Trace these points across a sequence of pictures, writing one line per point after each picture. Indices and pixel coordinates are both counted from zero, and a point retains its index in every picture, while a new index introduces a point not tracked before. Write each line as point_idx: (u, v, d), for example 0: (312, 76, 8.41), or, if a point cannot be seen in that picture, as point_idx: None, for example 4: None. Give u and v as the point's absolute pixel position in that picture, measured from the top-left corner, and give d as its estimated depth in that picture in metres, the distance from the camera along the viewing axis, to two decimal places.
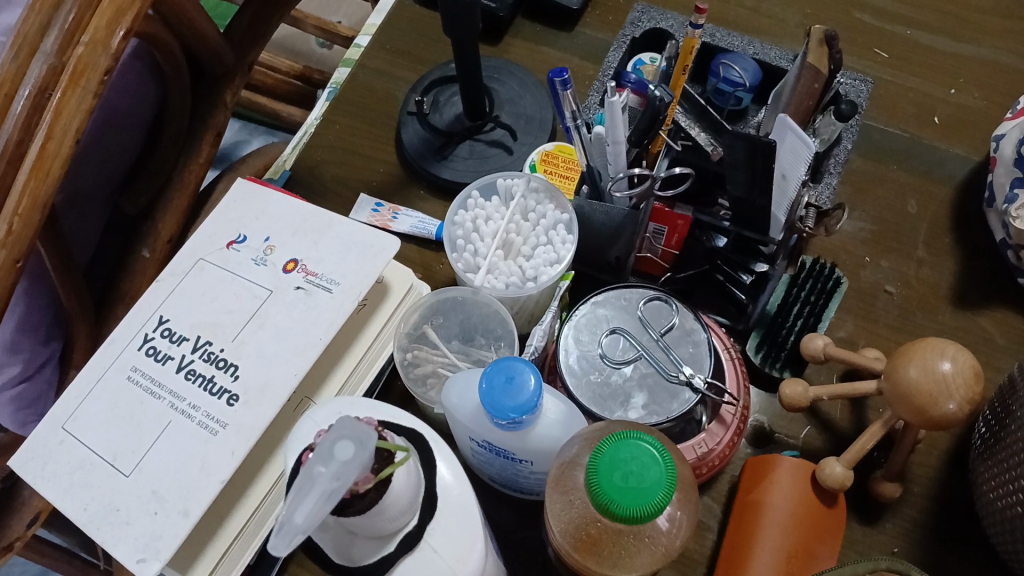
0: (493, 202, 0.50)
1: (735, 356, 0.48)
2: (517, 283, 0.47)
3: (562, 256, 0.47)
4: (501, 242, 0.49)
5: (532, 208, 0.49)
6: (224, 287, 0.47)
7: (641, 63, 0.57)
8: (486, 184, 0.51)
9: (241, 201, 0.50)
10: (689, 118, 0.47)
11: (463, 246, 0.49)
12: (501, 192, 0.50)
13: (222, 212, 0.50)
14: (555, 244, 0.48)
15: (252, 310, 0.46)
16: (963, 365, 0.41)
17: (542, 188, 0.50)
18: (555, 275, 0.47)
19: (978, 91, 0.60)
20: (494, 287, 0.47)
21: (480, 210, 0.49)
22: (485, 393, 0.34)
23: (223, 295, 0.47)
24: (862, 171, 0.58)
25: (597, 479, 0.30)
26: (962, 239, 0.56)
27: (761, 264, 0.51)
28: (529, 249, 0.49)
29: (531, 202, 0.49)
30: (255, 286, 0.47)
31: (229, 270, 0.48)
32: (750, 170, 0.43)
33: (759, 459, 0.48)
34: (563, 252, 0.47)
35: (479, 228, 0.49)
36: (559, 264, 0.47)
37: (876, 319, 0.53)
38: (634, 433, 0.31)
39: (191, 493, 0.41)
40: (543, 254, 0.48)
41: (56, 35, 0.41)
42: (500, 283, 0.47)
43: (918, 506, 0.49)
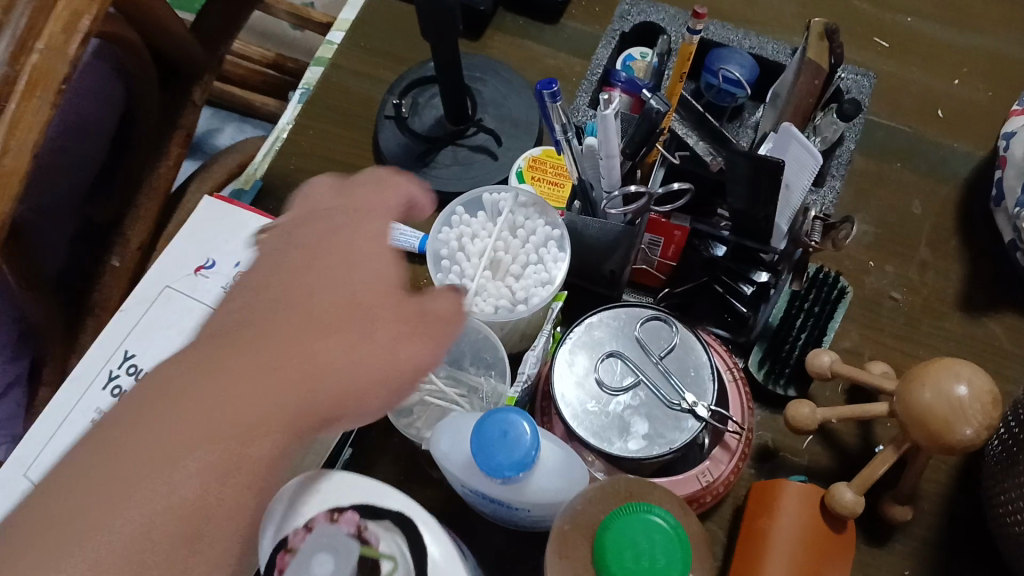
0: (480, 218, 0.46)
1: (738, 376, 0.46)
2: (508, 305, 0.44)
3: (555, 278, 0.45)
4: (489, 261, 0.46)
5: (522, 224, 0.46)
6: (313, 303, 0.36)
7: (631, 58, 0.55)
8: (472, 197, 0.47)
9: (394, 184, 0.44)
10: (687, 126, 0.44)
11: (448, 266, 0.45)
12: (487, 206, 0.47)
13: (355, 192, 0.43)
14: (547, 265, 0.45)
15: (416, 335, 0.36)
16: (980, 390, 0.39)
17: (532, 201, 0.47)
18: (547, 297, 0.44)
19: (982, 83, 0.58)
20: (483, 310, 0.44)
21: (466, 226, 0.46)
22: (480, 449, 0.32)
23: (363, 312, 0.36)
24: (864, 171, 0.56)
25: (601, 546, 0.30)
26: (967, 241, 0.54)
27: (762, 273, 0.48)
28: (519, 270, 0.45)
29: (520, 218, 0.46)
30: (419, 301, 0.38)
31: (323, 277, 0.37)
32: (752, 189, 0.40)
33: (765, 484, 0.46)
34: (556, 275, 0.45)
35: (466, 246, 0.45)
36: (552, 285, 0.44)
37: (881, 328, 0.51)
38: (643, 507, 0.30)
39: None
40: (534, 274, 0.45)
41: (8, 41, 0.37)
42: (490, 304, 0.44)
43: (929, 524, 0.47)
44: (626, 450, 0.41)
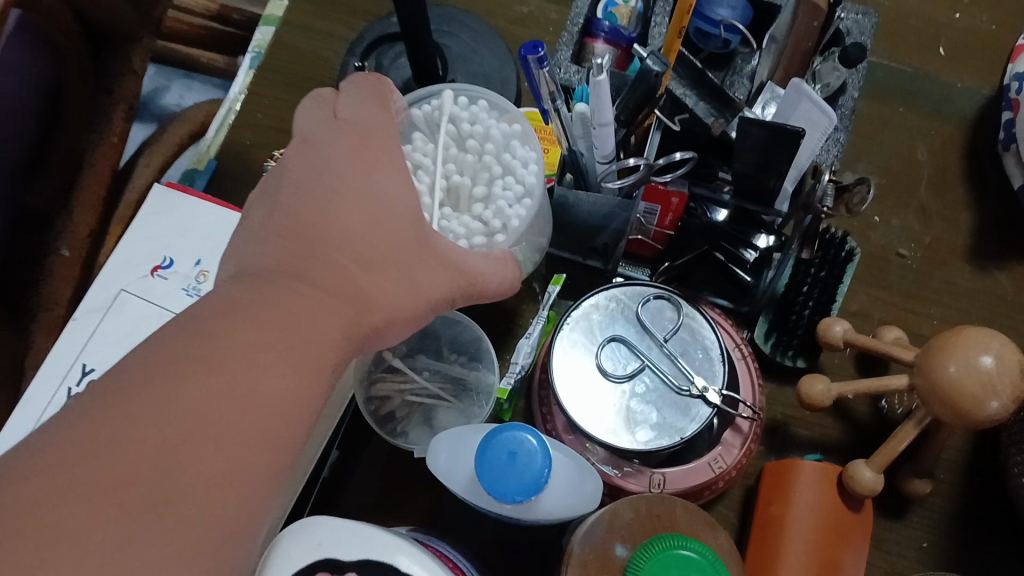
0: (420, 140, 0.41)
1: (746, 353, 0.43)
2: (488, 224, 0.40)
3: (530, 180, 0.41)
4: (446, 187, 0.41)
5: (471, 132, 0.41)
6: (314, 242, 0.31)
7: (613, 3, 0.49)
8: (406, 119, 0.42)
9: (387, 93, 0.37)
10: (683, 84, 0.41)
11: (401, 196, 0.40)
12: (423, 124, 0.42)
13: (335, 107, 0.36)
14: (516, 171, 0.41)
15: (418, 295, 0.33)
16: (1009, 361, 0.37)
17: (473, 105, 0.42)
18: (526, 214, 0.40)
19: (984, 14, 0.55)
20: (459, 239, 0.39)
21: (412, 153, 0.40)
22: (483, 475, 0.29)
23: (381, 263, 0.32)
24: (866, 115, 0.53)
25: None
26: (973, 187, 0.51)
27: (764, 236, 0.45)
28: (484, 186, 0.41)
29: (465, 121, 0.41)
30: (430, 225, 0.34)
31: (344, 210, 0.32)
32: (763, 156, 0.36)
33: (778, 465, 0.43)
34: (530, 177, 0.41)
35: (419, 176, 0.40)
36: (527, 200, 0.40)
37: (890, 287, 0.49)
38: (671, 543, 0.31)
39: None
40: (503, 191, 0.40)
41: None
42: (467, 230, 0.39)
43: (948, 495, 0.44)
44: (634, 442, 0.39)
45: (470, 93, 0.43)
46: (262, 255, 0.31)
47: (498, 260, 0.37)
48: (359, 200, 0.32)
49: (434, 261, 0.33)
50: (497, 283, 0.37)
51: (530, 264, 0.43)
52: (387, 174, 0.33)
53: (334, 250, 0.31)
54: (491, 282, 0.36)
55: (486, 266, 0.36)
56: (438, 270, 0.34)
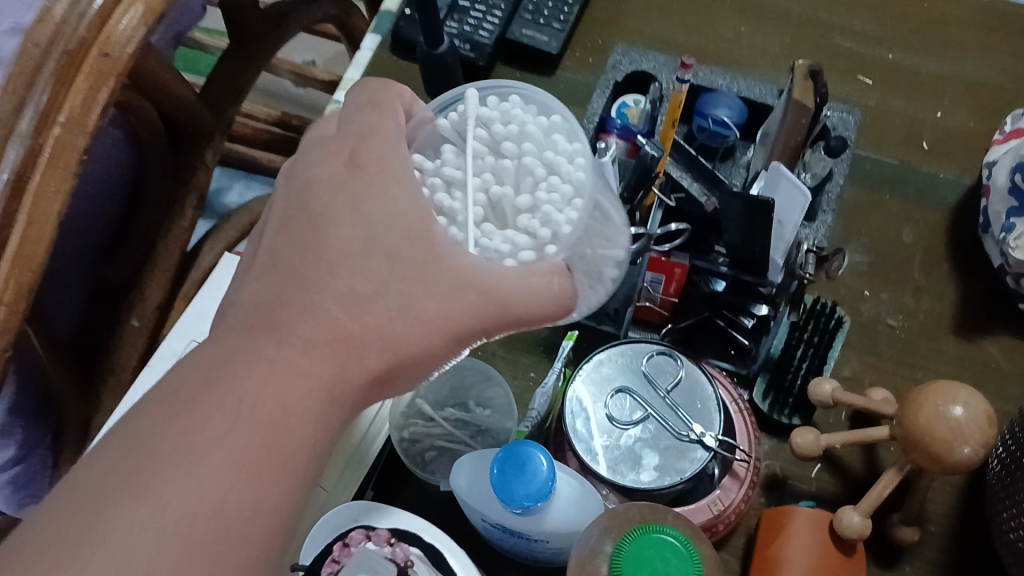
0: (452, 155, 0.38)
1: (744, 407, 0.47)
2: (536, 235, 0.36)
3: (577, 176, 0.37)
4: (487, 202, 0.37)
5: (502, 135, 0.37)
6: (314, 265, 0.35)
7: (625, 105, 0.58)
8: (433, 132, 0.40)
9: (388, 99, 0.40)
10: (681, 171, 0.48)
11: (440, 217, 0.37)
12: (453, 133, 0.38)
13: (343, 123, 0.40)
14: (561, 169, 0.37)
15: (433, 323, 0.35)
16: (975, 411, 0.40)
17: (503, 103, 0.38)
18: (575, 217, 0.35)
19: (964, 112, 0.61)
20: (504, 257, 0.36)
21: (444, 170, 0.37)
22: (500, 484, 0.34)
23: (376, 253, 0.35)
24: (855, 202, 0.58)
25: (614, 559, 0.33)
26: (959, 264, 0.56)
27: (762, 306, 0.50)
28: (529, 193, 0.37)
29: (494, 122, 0.37)
30: (452, 240, 0.36)
31: (337, 237, 0.36)
32: (747, 226, 0.43)
33: (777, 510, 0.47)
34: (577, 173, 0.37)
35: (454, 195, 0.37)
36: (575, 201, 0.36)
37: (880, 354, 0.53)
38: (656, 528, 0.33)
39: None
40: (547, 194, 0.36)
41: (33, 116, 0.45)
42: (511, 246, 0.36)
43: (937, 546, 0.47)
44: (639, 481, 0.43)
45: (501, 89, 0.39)
46: (278, 286, 0.35)
47: (538, 274, 0.35)
48: (360, 223, 0.36)
49: (451, 274, 0.35)
50: (534, 291, 0.35)
51: (608, 274, 0.40)
52: (376, 182, 0.37)
53: (330, 278, 0.35)
54: (521, 304, 0.35)
55: (518, 282, 0.35)
56: (461, 290, 0.35)
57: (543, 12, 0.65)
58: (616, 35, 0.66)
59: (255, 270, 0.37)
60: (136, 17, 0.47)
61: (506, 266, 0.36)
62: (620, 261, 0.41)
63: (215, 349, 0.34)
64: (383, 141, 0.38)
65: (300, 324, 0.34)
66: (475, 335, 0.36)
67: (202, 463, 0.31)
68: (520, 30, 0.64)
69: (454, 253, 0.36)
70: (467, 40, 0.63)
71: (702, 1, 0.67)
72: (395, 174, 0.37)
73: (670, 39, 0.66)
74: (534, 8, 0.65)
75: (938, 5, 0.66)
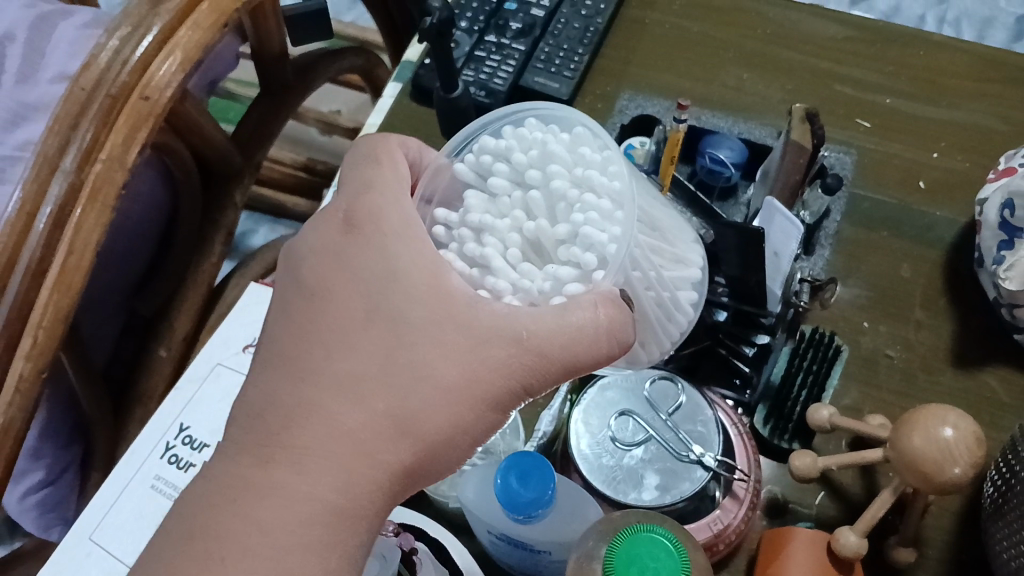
0: (477, 199, 0.39)
1: (743, 431, 0.49)
2: (581, 264, 0.36)
3: (612, 187, 0.37)
4: (525, 240, 0.38)
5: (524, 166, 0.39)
6: (319, 348, 0.35)
7: (632, 146, 0.61)
8: (450, 181, 0.41)
9: (384, 151, 0.40)
10: (681, 206, 0.50)
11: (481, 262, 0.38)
12: (476, 175, 0.40)
13: (342, 185, 0.40)
14: (591, 184, 0.38)
15: (451, 390, 0.34)
16: (965, 432, 0.42)
17: (519, 131, 0.40)
18: (614, 227, 0.36)
19: (960, 154, 0.63)
20: (549, 294, 0.37)
21: (471, 219, 0.39)
22: (500, 485, 0.39)
23: (381, 355, 0.34)
24: (854, 239, 0.61)
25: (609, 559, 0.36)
26: (955, 299, 0.58)
27: (763, 335, 0.52)
28: (565, 219, 0.38)
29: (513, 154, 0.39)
30: (475, 295, 0.36)
31: (334, 316, 0.36)
32: (742, 256, 0.46)
33: (776, 532, 0.48)
34: (612, 184, 0.37)
35: (486, 241, 0.38)
36: (611, 213, 0.37)
37: (879, 384, 0.55)
38: (647, 527, 0.36)
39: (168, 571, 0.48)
40: (583, 212, 0.37)
41: (76, 155, 0.48)
42: (553, 281, 0.37)
43: (935, 570, 0.48)
44: (641, 499, 0.45)
45: (517, 116, 0.41)
46: (285, 395, 0.35)
47: (580, 306, 0.34)
48: (360, 291, 0.36)
49: (471, 327, 0.35)
50: (576, 328, 0.34)
51: (684, 297, 0.43)
52: (373, 252, 0.37)
53: (327, 363, 0.35)
54: (558, 346, 0.34)
55: (557, 327, 0.34)
56: (489, 344, 0.34)
57: (555, 61, 0.68)
58: (624, 83, 0.70)
59: (256, 367, 0.37)
60: (175, 64, 0.51)
61: (542, 309, 0.35)
62: (695, 285, 0.44)
63: (228, 471, 0.34)
64: (379, 195, 0.38)
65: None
66: (518, 397, 0.36)
67: (254, 527, 0.32)
68: (533, 78, 0.68)
69: (477, 304, 0.35)
70: (483, 86, 0.66)
71: (707, 51, 0.71)
72: (395, 230, 0.37)
73: (674, 86, 0.69)
74: (546, 57, 0.68)
75: (933, 54, 0.69)
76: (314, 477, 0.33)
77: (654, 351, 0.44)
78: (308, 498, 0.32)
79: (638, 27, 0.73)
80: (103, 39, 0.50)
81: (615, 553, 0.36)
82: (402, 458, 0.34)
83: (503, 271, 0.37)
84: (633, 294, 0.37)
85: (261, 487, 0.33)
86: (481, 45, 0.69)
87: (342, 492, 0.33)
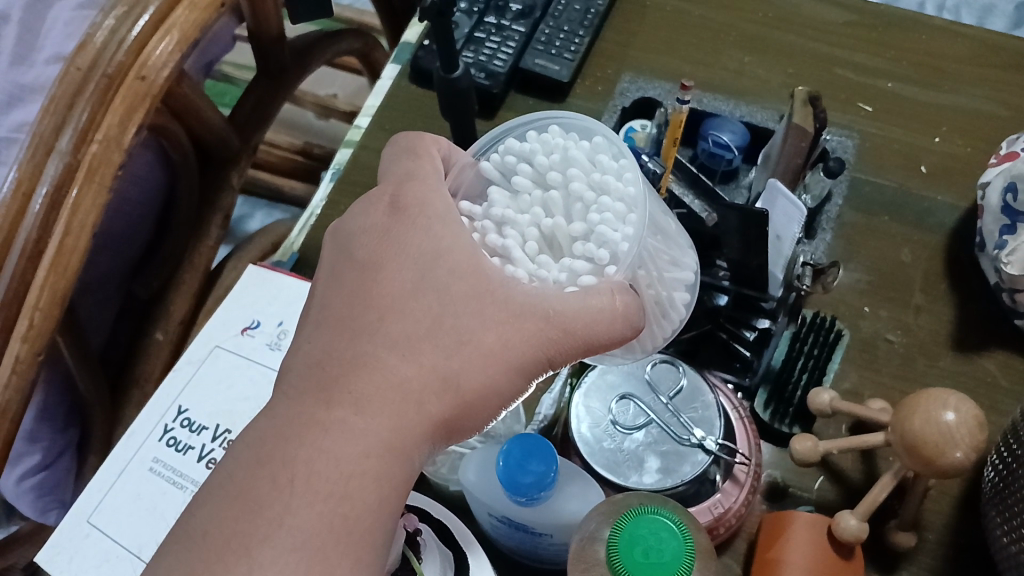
0: (499, 195, 0.39)
1: (744, 415, 0.49)
2: (595, 259, 0.37)
3: (628, 192, 0.37)
4: (542, 235, 0.39)
5: (546, 166, 0.39)
6: (362, 308, 0.36)
7: (633, 130, 0.61)
8: (476, 177, 0.42)
9: (423, 146, 0.41)
10: (683, 188, 0.50)
11: (499, 252, 0.38)
12: (499, 174, 0.40)
13: (383, 176, 0.41)
14: (611, 188, 0.37)
15: (493, 355, 0.35)
16: (966, 415, 0.41)
17: (543, 136, 0.39)
18: (629, 232, 0.36)
19: (961, 139, 0.63)
20: (564, 285, 0.37)
21: (493, 212, 0.39)
22: (501, 465, 0.39)
23: (433, 313, 0.35)
24: (855, 224, 0.61)
25: (614, 542, 0.36)
26: (956, 284, 0.58)
27: (764, 320, 0.51)
28: (581, 218, 0.38)
29: (538, 154, 0.39)
30: (510, 275, 0.37)
31: (384, 286, 0.36)
32: (744, 238, 0.46)
33: (776, 515, 0.48)
34: (627, 189, 0.37)
35: (507, 233, 0.38)
36: (627, 218, 0.36)
37: (878, 368, 0.54)
38: (653, 510, 0.36)
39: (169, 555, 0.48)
40: (600, 215, 0.37)
41: (72, 135, 0.48)
42: (569, 273, 0.37)
43: (934, 553, 0.48)
44: (642, 483, 0.44)
45: (540, 122, 0.41)
46: (321, 366, 0.35)
47: (600, 293, 0.35)
48: (410, 265, 0.36)
49: (508, 302, 0.35)
50: (597, 311, 0.35)
51: (679, 299, 0.41)
52: (417, 230, 0.37)
53: (380, 325, 0.35)
54: (583, 323, 0.35)
55: (580, 306, 0.35)
56: (522, 318, 0.35)
57: (555, 43, 0.68)
58: (625, 66, 0.69)
59: (309, 329, 0.37)
60: (171, 44, 0.50)
61: (568, 293, 0.36)
62: (689, 286, 0.42)
63: (289, 411, 0.34)
64: (423, 183, 0.39)
65: (319, 322, 0.37)
66: (542, 368, 0.36)
67: (283, 507, 0.31)
68: (533, 60, 0.67)
69: (511, 283, 0.36)
70: (483, 69, 0.66)
71: (708, 35, 0.70)
72: (440, 215, 0.38)
73: (676, 70, 0.69)
74: (545, 40, 0.68)
75: (935, 38, 0.68)
76: (345, 450, 0.32)
77: (648, 345, 0.42)
78: (349, 471, 0.32)
79: (639, 11, 0.72)
80: (98, 19, 0.49)
81: (619, 535, 0.36)
82: (442, 411, 0.34)
83: (520, 261, 0.37)
84: (642, 294, 0.37)
85: (275, 466, 0.32)
86: (480, 26, 0.68)
87: (355, 472, 0.32)
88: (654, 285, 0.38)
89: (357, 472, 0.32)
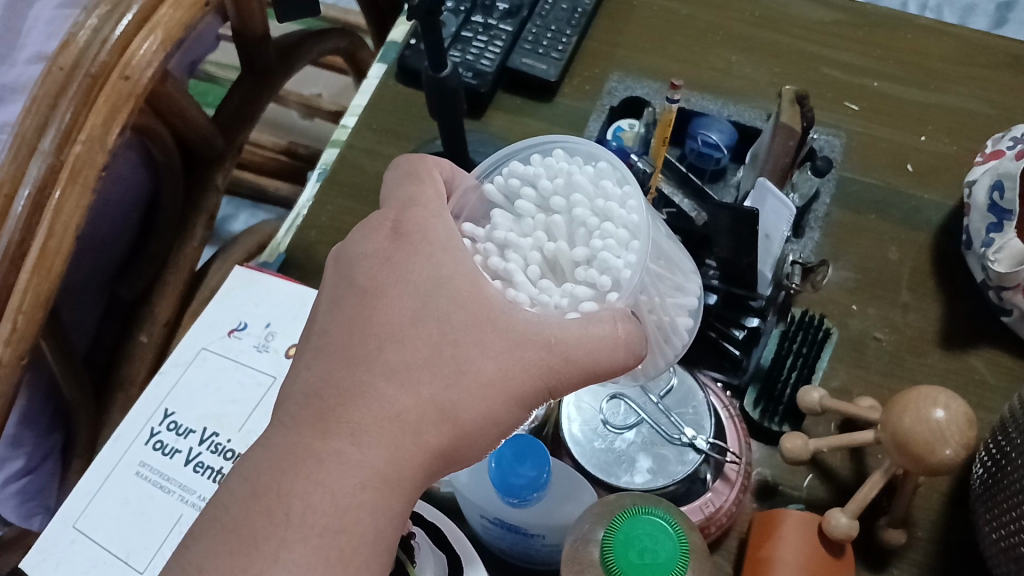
0: (502, 218, 0.39)
1: (734, 415, 0.49)
2: (597, 285, 0.36)
3: (632, 220, 0.36)
4: (545, 259, 0.38)
5: (551, 192, 0.38)
6: (356, 329, 0.36)
7: (621, 128, 0.61)
8: (479, 199, 0.41)
9: (425, 169, 0.41)
10: (672, 186, 0.50)
11: (502, 278, 0.38)
12: (503, 197, 0.39)
13: (386, 198, 0.41)
14: (614, 214, 0.37)
15: (494, 376, 0.35)
16: (956, 413, 0.41)
17: (547, 160, 0.39)
18: (633, 260, 0.35)
19: (947, 137, 0.63)
20: (565, 310, 0.36)
21: (495, 235, 0.38)
22: (495, 467, 0.39)
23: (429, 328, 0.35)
24: (843, 222, 0.61)
25: (610, 543, 0.35)
26: (943, 282, 0.58)
27: (753, 317, 0.51)
28: (584, 243, 0.37)
29: (541, 180, 0.38)
30: (511, 301, 0.36)
31: (386, 311, 0.36)
32: (735, 236, 0.46)
33: (766, 515, 0.48)
34: (631, 216, 0.36)
35: (509, 257, 0.38)
36: (631, 245, 0.36)
37: (868, 366, 0.55)
38: (647, 511, 0.36)
39: (157, 560, 0.48)
40: (604, 242, 0.36)
41: (55, 135, 0.47)
42: (571, 299, 0.36)
43: (925, 551, 0.49)
44: (633, 482, 0.44)
45: (544, 146, 0.40)
46: (331, 379, 0.35)
47: (602, 322, 0.34)
48: (412, 291, 0.36)
49: (510, 330, 0.35)
50: (598, 340, 0.34)
51: (683, 324, 0.41)
52: (420, 257, 0.37)
53: (379, 350, 0.35)
54: (584, 352, 0.34)
55: (581, 334, 0.34)
56: (523, 347, 0.35)
57: (542, 43, 0.68)
58: (612, 65, 0.69)
59: (315, 342, 0.37)
60: (156, 43, 0.50)
61: (570, 320, 0.35)
62: (693, 310, 0.42)
63: (284, 441, 0.34)
64: (422, 208, 0.39)
65: None
66: (542, 397, 0.36)
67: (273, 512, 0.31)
68: (520, 59, 0.67)
69: (512, 310, 0.36)
70: (470, 68, 0.66)
71: (696, 34, 0.70)
72: (440, 241, 0.37)
73: (664, 68, 0.69)
74: (533, 39, 0.68)
75: (922, 38, 0.69)
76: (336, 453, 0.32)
77: (655, 367, 0.42)
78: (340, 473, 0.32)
79: (626, 10, 0.72)
80: (81, 18, 0.49)
81: (614, 534, 0.35)
82: (433, 416, 0.34)
83: (522, 285, 0.37)
84: (643, 320, 0.37)
85: None
86: (468, 26, 0.67)
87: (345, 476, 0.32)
88: (657, 310, 0.38)
89: (354, 492, 0.32)
